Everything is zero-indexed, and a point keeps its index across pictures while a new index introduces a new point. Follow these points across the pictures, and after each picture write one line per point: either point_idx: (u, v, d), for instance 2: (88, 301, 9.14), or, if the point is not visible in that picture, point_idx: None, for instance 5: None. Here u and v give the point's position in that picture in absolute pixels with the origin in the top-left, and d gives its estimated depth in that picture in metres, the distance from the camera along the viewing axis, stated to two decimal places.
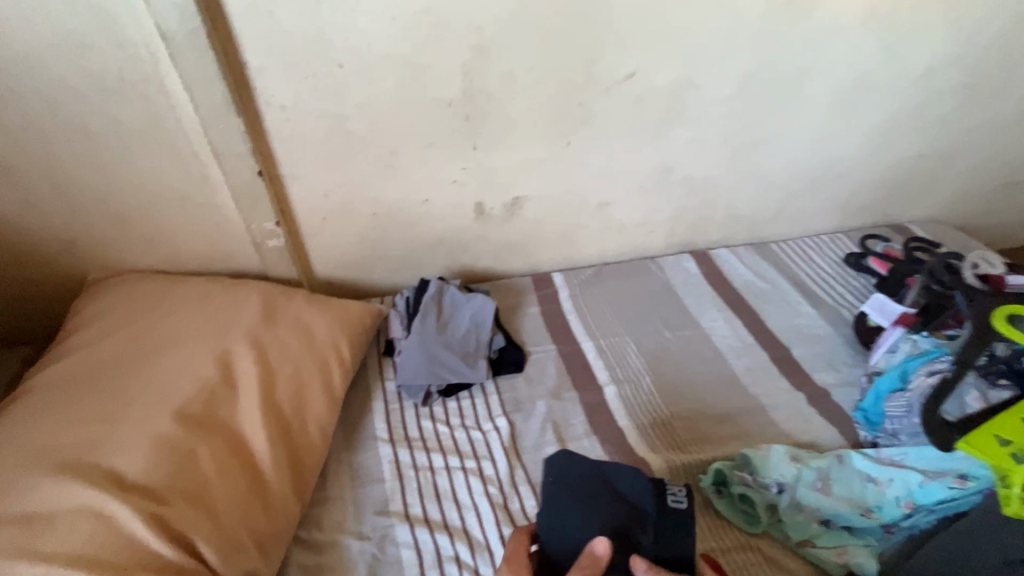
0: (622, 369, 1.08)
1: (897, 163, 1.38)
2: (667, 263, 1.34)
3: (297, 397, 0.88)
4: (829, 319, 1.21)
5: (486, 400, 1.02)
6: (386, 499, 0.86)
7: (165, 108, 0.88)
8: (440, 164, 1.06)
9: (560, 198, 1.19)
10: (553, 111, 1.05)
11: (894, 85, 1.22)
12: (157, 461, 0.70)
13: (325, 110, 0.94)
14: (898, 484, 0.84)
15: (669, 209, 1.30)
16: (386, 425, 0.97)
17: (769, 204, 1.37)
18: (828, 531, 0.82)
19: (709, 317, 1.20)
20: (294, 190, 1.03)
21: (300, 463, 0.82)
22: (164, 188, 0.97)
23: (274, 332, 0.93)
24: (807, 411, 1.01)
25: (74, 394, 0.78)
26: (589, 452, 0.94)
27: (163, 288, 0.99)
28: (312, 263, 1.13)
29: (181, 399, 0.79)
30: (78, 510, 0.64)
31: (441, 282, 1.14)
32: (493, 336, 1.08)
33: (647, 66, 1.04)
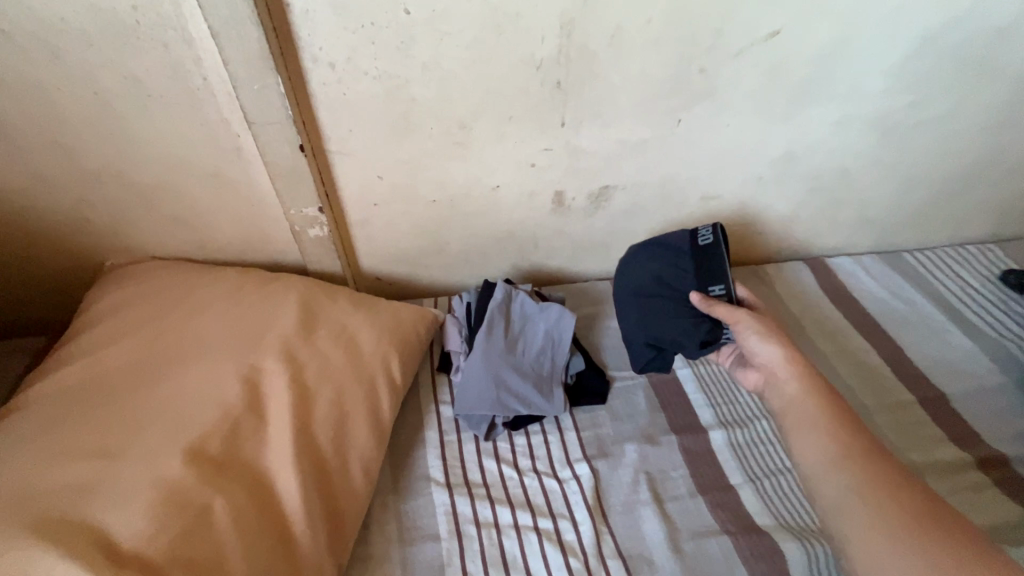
0: (731, 408, 0.86)
1: None
2: (776, 273, 1.10)
3: (337, 429, 0.71)
4: (991, 356, 0.96)
5: (562, 438, 0.83)
6: (442, 563, 0.69)
7: (191, 62, 0.70)
8: (520, 142, 0.86)
9: (658, 189, 0.97)
10: (666, 79, 0.83)
11: None
12: (159, 522, 0.55)
13: (384, 70, 0.75)
14: None
15: (787, 207, 1.06)
16: (442, 463, 0.79)
17: (909, 204, 1.11)
18: None
19: (836, 345, 0.97)
20: (341, 170, 0.85)
21: (339, 517, 0.66)
22: (191, 162, 0.80)
23: (312, 344, 0.76)
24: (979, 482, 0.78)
25: (71, 417, 0.63)
26: (694, 518, 0.74)
27: (188, 281, 0.84)
28: (359, 255, 0.96)
29: (196, 434, 0.63)
30: None
31: (509, 286, 0.94)
32: (571, 357, 0.89)
33: (796, 22, 0.80)
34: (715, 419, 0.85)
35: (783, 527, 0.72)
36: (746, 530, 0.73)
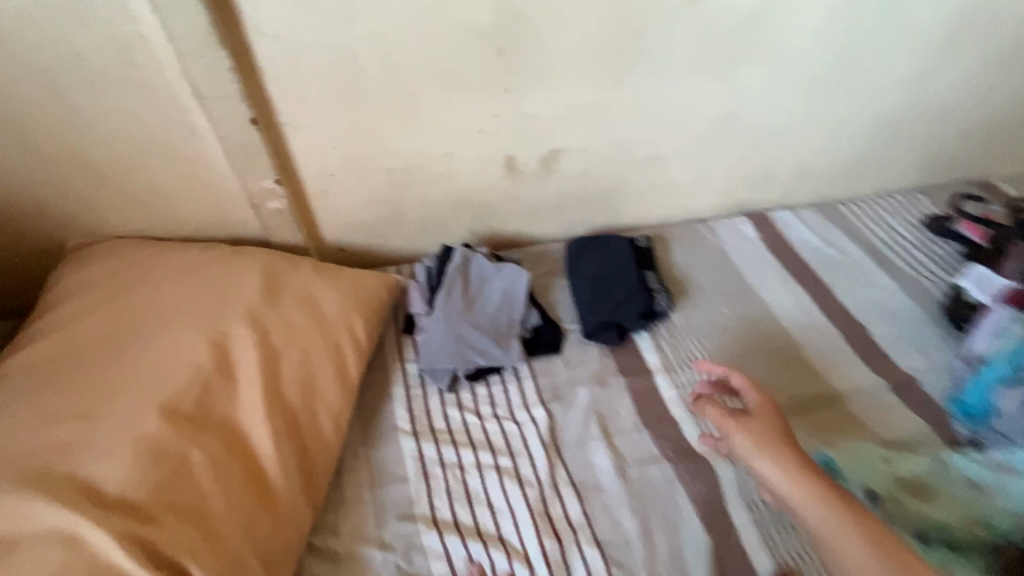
0: (676, 353, 0.94)
1: (999, 109, 1.18)
2: (721, 228, 1.17)
3: (306, 386, 0.76)
4: (912, 294, 1.04)
5: (521, 386, 0.90)
6: (410, 501, 0.76)
7: (136, 39, 0.72)
8: (467, 109, 0.90)
9: (604, 151, 1.02)
10: (602, 44, 0.87)
11: None
12: (139, 470, 0.60)
13: (328, 41, 0.78)
14: (1009, 493, 0.74)
15: (728, 164, 1.12)
16: (408, 414, 0.85)
17: (842, 158, 1.18)
18: (929, 548, 0.69)
19: (774, 294, 1.06)
20: (295, 143, 0.88)
21: (311, 463, 0.71)
22: (145, 139, 0.82)
23: (276, 309, 0.80)
24: (891, 402, 0.87)
25: (50, 385, 0.68)
26: (640, 448, 0.82)
27: (153, 256, 0.87)
28: (319, 226, 1.00)
29: (168, 392, 0.67)
30: (50, 532, 0.55)
31: (467, 250, 0.99)
32: (527, 313, 0.95)
33: None
34: (661, 363, 0.93)
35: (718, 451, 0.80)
36: (686, 456, 0.80)
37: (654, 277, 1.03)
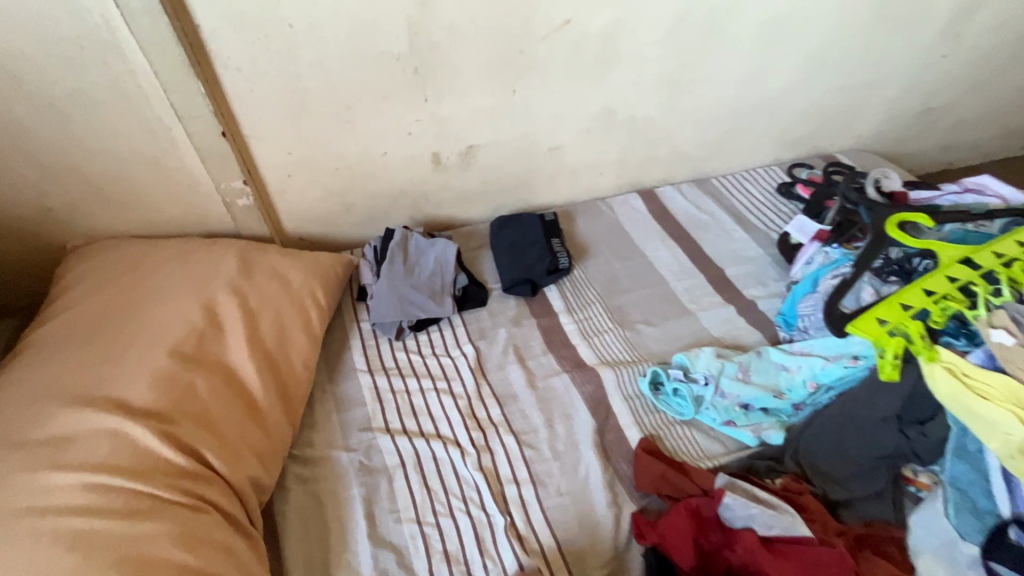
0: (576, 298, 1.20)
1: (824, 96, 1.49)
2: (616, 202, 1.45)
3: (280, 336, 0.97)
4: (760, 241, 1.34)
5: (454, 331, 1.13)
6: (369, 418, 0.98)
7: (126, 74, 0.92)
8: (396, 116, 1.13)
9: (511, 145, 1.27)
10: (497, 60, 1.12)
11: (819, 20, 1.31)
12: (160, 391, 0.80)
13: (280, 69, 1.00)
14: (804, 369, 0.98)
15: (615, 150, 1.39)
16: (364, 358, 1.08)
17: (709, 141, 1.47)
18: (747, 413, 0.97)
19: (653, 247, 1.32)
20: (258, 150, 1.09)
21: (288, 391, 0.93)
22: (134, 153, 1.02)
23: (252, 281, 1.02)
24: (735, 319, 1.15)
25: (74, 341, 0.85)
26: (546, 367, 1.07)
27: (143, 249, 1.06)
28: (281, 218, 1.21)
29: (174, 341, 0.87)
30: (97, 431, 0.73)
31: (405, 230, 1.22)
32: (457, 275, 1.18)
33: (582, 13, 1.11)
34: (564, 306, 1.19)
35: (603, 362, 1.06)
36: (580, 368, 1.06)
37: (560, 243, 1.28)
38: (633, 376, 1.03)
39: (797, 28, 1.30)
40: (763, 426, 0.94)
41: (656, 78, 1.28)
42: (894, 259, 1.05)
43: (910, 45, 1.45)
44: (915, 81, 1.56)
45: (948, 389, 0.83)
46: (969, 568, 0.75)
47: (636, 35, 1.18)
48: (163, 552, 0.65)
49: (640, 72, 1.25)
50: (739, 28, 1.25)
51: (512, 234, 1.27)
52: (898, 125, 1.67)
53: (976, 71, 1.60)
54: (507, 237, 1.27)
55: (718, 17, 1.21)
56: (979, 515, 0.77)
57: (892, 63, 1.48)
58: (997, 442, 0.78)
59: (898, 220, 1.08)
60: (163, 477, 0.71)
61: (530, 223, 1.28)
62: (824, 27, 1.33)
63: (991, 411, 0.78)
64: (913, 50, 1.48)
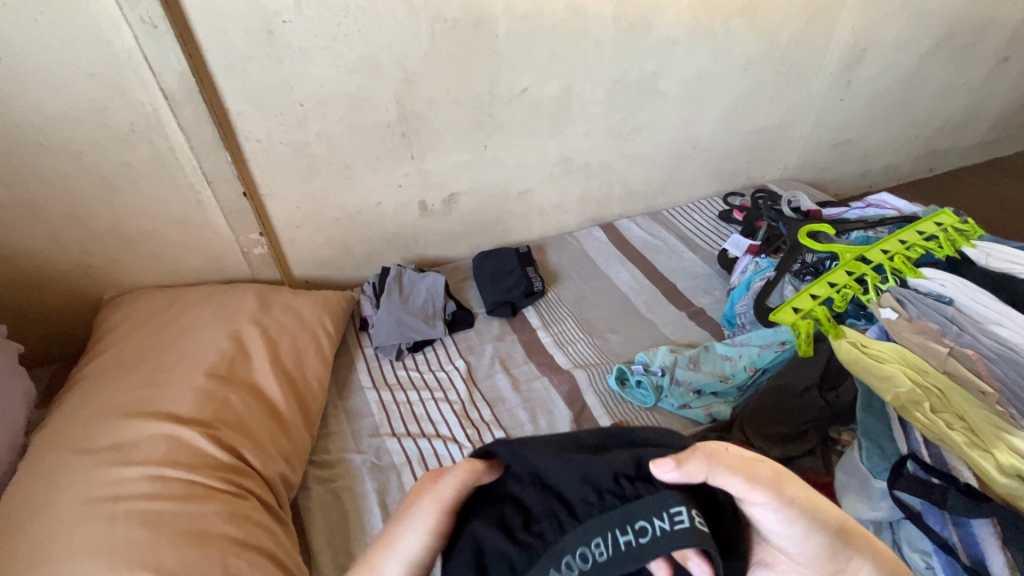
0: (551, 315, 1.39)
1: (748, 136, 1.76)
2: (581, 235, 1.67)
3: (297, 359, 1.13)
4: (705, 258, 1.56)
5: (446, 350, 1.30)
6: (377, 426, 1.13)
7: (167, 149, 1.13)
8: (387, 172, 1.35)
9: (486, 191, 1.50)
10: (470, 123, 1.36)
11: (732, 77, 1.58)
12: (202, 403, 0.95)
13: (292, 139, 1.22)
14: (744, 356, 1.16)
15: (575, 191, 1.63)
16: (369, 376, 1.23)
17: (656, 178, 1.72)
18: (700, 396, 1.13)
19: (615, 269, 1.53)
20: (272, 206, 1.29)
21: (306, 404, 1.08)
22: (168, 213, 1.21)
23: (270, 315, 1.19)
24: (687, 323, 1.35)
25: (124, 368, 1.01)
26: (528, 373, 1.24)
27: (172, 295, 1.23)
28: (291, 263, 1.39)
29: (209, 363, 1.03)
30: (155, 436, 0.88)
31: (399, 267, 1.41)
32: (446, 303, 1.36)
33: (536, 81, 1.36)
34: (541, 323, 1.37)
35: (576, 365, 1.24)
36: (556, 372, 1.23)
37: (534, 270, 1.48)
38: (602, 374, 1.21)
39: (716, 83, 1.58)
40: (714, 407, 1.11)
41: (603, 129, 1.53)
42: (810, 262, 1.26)
43: (812, 91, 1.75)
44: (822, 120, 1.85)
45: (849, 357, 1.03)
46: (880, 500, 0.88)
47: (582, 97, 1.44)
48: (218, 527, 0.79)
49: (589, 125, 1.50)
50: (667, 86, 1.52)
51: (492, 264, 1.47)
52: (815, 157, 1.96)
53: (871, 109, 1.91)
54: (488, 267, 1.46)
55: (648, 78, 1.48)
56: (886, 457, 0.90)
57: (801, 107, 1.78)
58: (890, 396, 0.95)
59: (809, 230, 1.31)
60: (210, 469, 0.86)
61: (507, 256, 1.48)
62: (737, 83, 1.61)
63: (883, 370, 0.98)
64: (817, 96, 1.77)
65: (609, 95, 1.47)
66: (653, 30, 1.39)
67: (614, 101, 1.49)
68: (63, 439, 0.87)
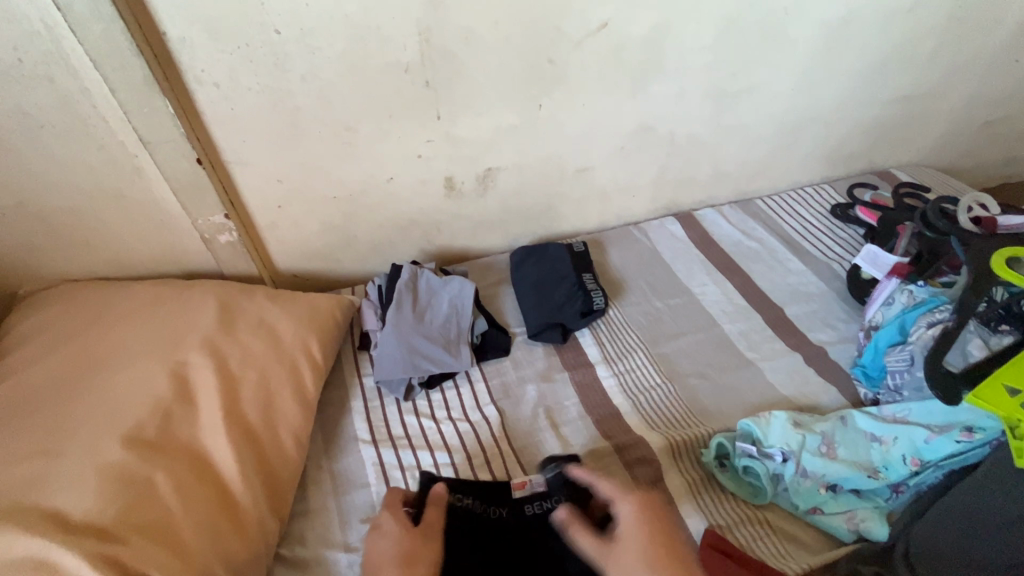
0: (614, 344, 1.03)
1: (886, 104, 1.31)
2: (651, 228, 1.27)
3: (265, 405, 0.80)
4: (821, 274, 1.17)
5: (473, 389, 0.96)
6: (373, 505, 0.81)
7: (78, 92, 0.76)
8: (403, 137, 0.97)
9: (534, 167, 1.10)
10: (522, 71, 0.96)
11: (887, 21, 1.14)
12: (108, 495, 0.63)
13: (265, 85, 0.84)
14: (902, 442, 0.81)
15: (652, 170, 1.22)
16: (368, 425, 0.90)
17: (756, 159, 1.30)
18: (836, 496, 0.80)
19: (699, 282, 1.15)
20: (241, 178, 0.93)
21: (273, 475, 0.75)
22: (94, 184, 0.86)
23: (233, 337, 0.85)
24: (804, 371, 0.98)
25: (8, 426, 0.69)
26: (586, 435, 0.89)
27: (110, 293, 0.89)
28: (272, 255, 1.05)
29: (132, 421, 0.71)
30: (17, 561, 0.56)
31: (414, 267, 1.05)
32: (475, 320, 1.01)
33: (621, 13, 0.94)
34: (601, 355, 1.02)
35: (653, 428, 0.89)
36: (624, 436, 0.88)
37: (594, 279, 1.11)
38: (691, 447, 0.86)
39: (862, 28, 1.13)
40: (858, 515, 0.78)
41: (701, 88, 1.10)
42: (1000, 301, 0.86)
43: (983, 47, 1.28)
44: (987, 87, 1.38)
45: None
46: None
47: (681, 40, 1.02)
48: None
49: (685, 81, 1.08)
50: (796, 30, 1.08)
51: (536, 269, 1.11)
52: (961, 138, 1.50)
53: None
54: (531, 274, 1.10)
55: (775, 18, 1.05)
56: None
57: (965, 68, 1.31)
58: None
59: (1006, 255, 0.87)
60: None
61: (557, 259, 1.12)
62: (889, 31, 1.16)
63: None
64: (990, 53, 1.30)
65: (718, 40, 1.04)
66: None
67: (722, 49, 1.06)
68: None
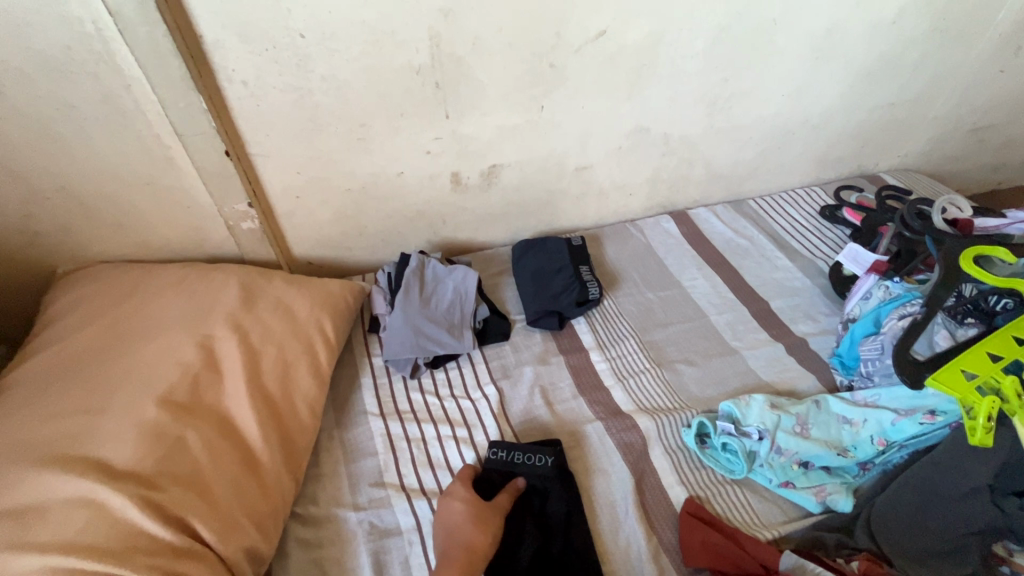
0: (607, 332, 1.10)
1: (873, 111, 1.37)
2: (646, 225, 1.34)
3: (283, 376, 0.87)
4: (806, 271, 1.23)
5: (474, 369, 1.03)
6: (381, 470, 0.88)
7: (121, 88, 0.84)
8: (414, 134, 1.04)
9: (536, 164, 1.18)
10: (525, 75, 1.03)
11: (873, 32, 1.20)
12: (145, 449, 0.71)
13: (289, 84, 0.91)
14: (872, 424, 0.87)
15: (647, 170, 1.28)
16: (376, 400, 0.98)
17: (748, 160, 1.36)
18: (808, 472, 0.86)
19: (690, 276, 1.22)
20: (264, 169, 1.00)
21: (290, 439, 0.83)
22: (130, 172, 0.94)
23: (255, 315, 0.92)
24: (785, 359, 1.05)
25: (54, 388, 0.76)
26: (578, 414, 0.96)
27: (140, 273, 0.97)
28: (289, 242, 1.12)
29: (165, 385, 0.78)
30: (69, 500, 0.64)
31: (421, 256, 1.12)
32: (477, 306, 1.08)
33: (618, 22, 1.01)
34: (595, 342, 1.08)
35: (640, 408, 0.96)
36: (614, 415, 0.95)
37: (590, 271, 1.17)
38: (674, 425, 0.93)
39: (848, 40, 1.20)
40: (827, 489, 0.84)
41: (694, 93, 1.17)
42: (968, 297, 0.93)
43: (967, 57, 1.34)
44: (972, 95, 1.44)
45: None
46: None
47: (676, 48, 1.08)
48: None
49: (679, 85, 1.15)
50: (786, 40, 1.15)
51: (535, 261, 1.18)
52: (947, 144, 1.55)
53: None
54: (530, 265, 1.17)
55: (765, 27, 1.11)
56: None
57: (949, 77, 1.37)
58: None
59: (974, 253, 0.92)
60: (142, 556, 0.62)
61: (555, 252, 1.19)
62: (874, 42, 1.23)
63: None
64: (974, 63, 1.36)
65: (710, 48, 1.11)
66: None
67: (714, 57, 1.13)
68: None
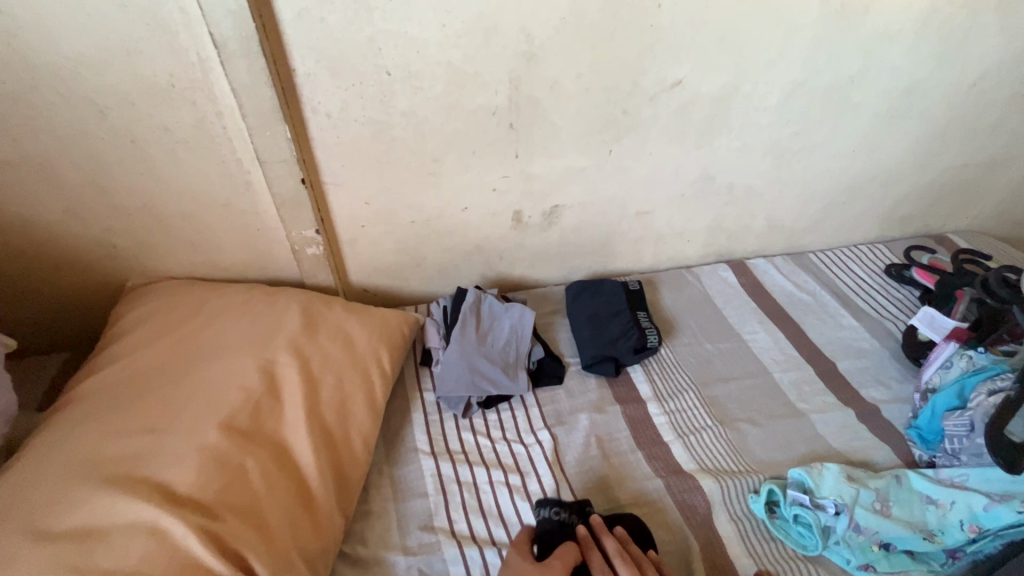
0: (665, 383, 1.06)
1: (946, 171, 1.33)
2: (704, 273, 1.31)
3: (340, 407, 0.86)
4: (874, 332, 1.17)
5: (527, 413, 1.00)
6: (431, 514, 0.85)
7: (212, 115, 0.87)
8: (483, 171, 1.05)
9: (598, 207, 1.17)
10: (598, 119, 1.03)
11: (950, 93, 1.18)
12: (207, 476, 0.70)
13: (370, 118, 0.93)
14: (960, 507, 0.81)
15: (709, 218, 1.26)
16: (427, 438, 0.95)
17: (812, 214, 1.33)
18: (889, 555, 0.80)
19: (751, 329, 1.17)
20: (335, 198, 1.02)
21: (344, 474, 0.80)
22: (209, 194, 0.96)
23: (315, 341, 0.92)
24: (857, 427, 0.99)
25: (121, 404, 0.76)
26: (635, 469, 0.92)
27: (207, 292, 0.98)
28: (349, 269, 1.13)
29: (228, 409, 0.78)
30: (132, 526, 0.63)
31: (478, 291, 1.11)
32: (532, 347, 1.06)
33: (694, 73, 1.01)
34: (652, 393, 1.04)
35: (702, 468, 0.91)
36: (674, 474, 0.90)
37: (647, 317, 1.14)
38: (740, 490, 0.88)
39: (924, 99, 1.18)
40: None
41: (764, 145, 1.16)
42: None
43: None
44: None
45: None
46: None
47: (749, 100, 1.08)
48: None
49: (749, 136, 1.13)
50: (861, 97, 1.13)
51: (591, 304, 1.15)
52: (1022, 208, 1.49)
53: None
54: (586, 308, 1.15)
55: (841, 84, 1.10)
56: None
57: None
58: None
59: None
60: None
61: (612, 295, 1.16)
62: (951, 103, 1.20)
63: None
64: None
65: (783, 102, 1.10)
66: (868, 21, 1.03)
67: (786, 110, 1.12)
68: (14, 508, 0.63)
